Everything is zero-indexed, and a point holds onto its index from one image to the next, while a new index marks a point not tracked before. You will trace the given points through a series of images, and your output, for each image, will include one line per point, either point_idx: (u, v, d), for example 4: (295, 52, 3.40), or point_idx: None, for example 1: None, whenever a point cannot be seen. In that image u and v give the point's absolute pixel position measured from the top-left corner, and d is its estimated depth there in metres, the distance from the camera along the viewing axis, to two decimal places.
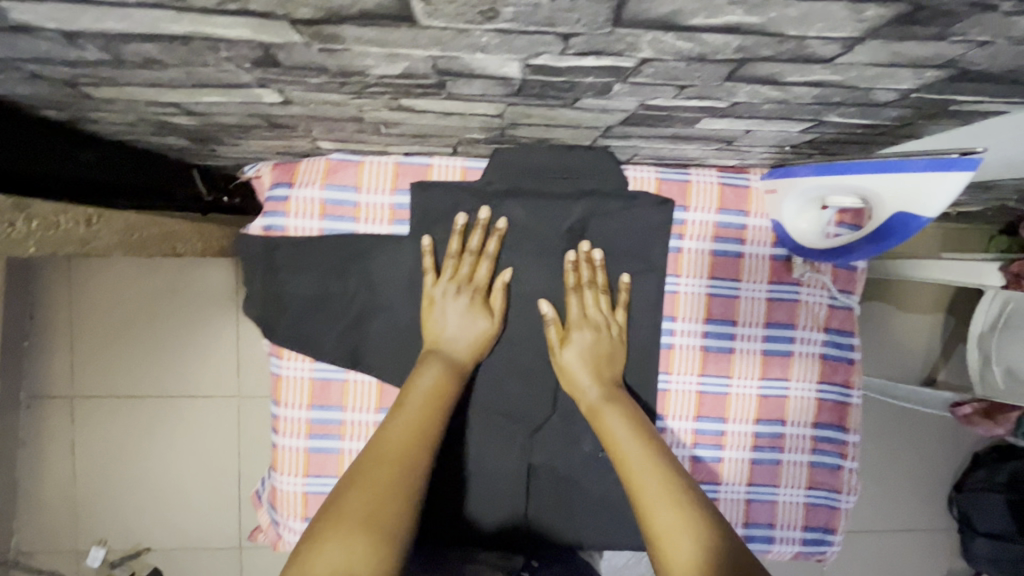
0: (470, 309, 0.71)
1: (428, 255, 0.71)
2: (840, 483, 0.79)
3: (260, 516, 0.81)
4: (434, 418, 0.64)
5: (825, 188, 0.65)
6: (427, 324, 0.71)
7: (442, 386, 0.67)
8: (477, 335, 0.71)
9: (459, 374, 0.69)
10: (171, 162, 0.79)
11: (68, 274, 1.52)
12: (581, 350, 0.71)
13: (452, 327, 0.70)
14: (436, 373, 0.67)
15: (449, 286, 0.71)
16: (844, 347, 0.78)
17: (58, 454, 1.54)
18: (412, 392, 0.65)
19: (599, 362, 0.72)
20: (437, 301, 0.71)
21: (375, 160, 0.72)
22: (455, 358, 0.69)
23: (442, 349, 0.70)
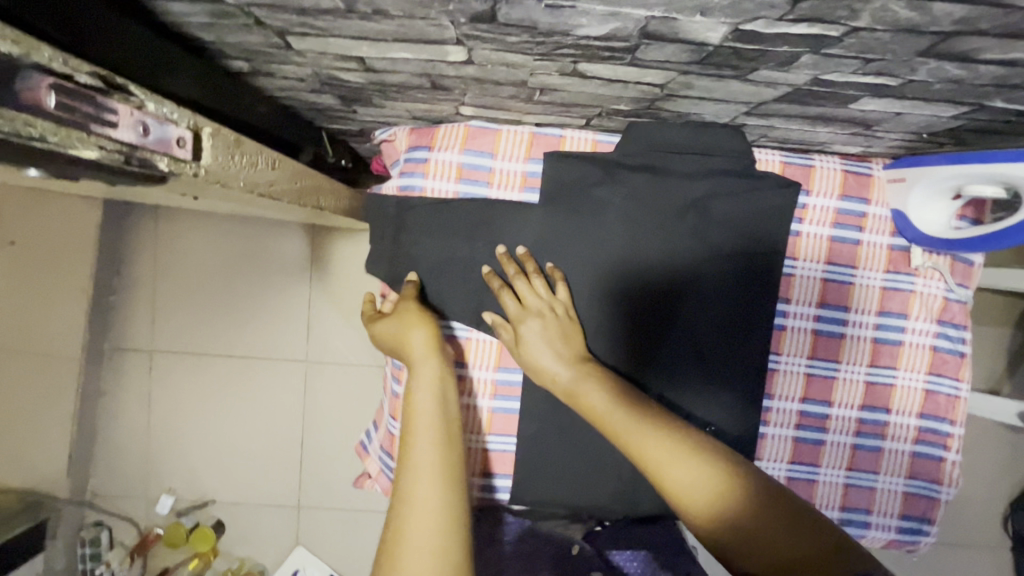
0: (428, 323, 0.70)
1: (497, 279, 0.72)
2: (941, 475, 0.80)
3: (369, 464, 0.85)
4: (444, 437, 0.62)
5: (960, 177, 0.66)
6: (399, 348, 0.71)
7: (439, 408, 0.64)
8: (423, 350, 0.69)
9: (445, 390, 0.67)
10: (304, 121, 0.84)
11: (155, 233, 1.59)
12: (535, 340, 0.69)
13: (418, 350, 0.68)
14: (432, 393, 0.65)
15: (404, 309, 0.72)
16: (956, 340, 0.78)
17: (135, 405, 1.62)
18: (415, 425, 0.63)
19: (558, 345, 0.69)
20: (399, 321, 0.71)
21: (511, 129, 0.75)
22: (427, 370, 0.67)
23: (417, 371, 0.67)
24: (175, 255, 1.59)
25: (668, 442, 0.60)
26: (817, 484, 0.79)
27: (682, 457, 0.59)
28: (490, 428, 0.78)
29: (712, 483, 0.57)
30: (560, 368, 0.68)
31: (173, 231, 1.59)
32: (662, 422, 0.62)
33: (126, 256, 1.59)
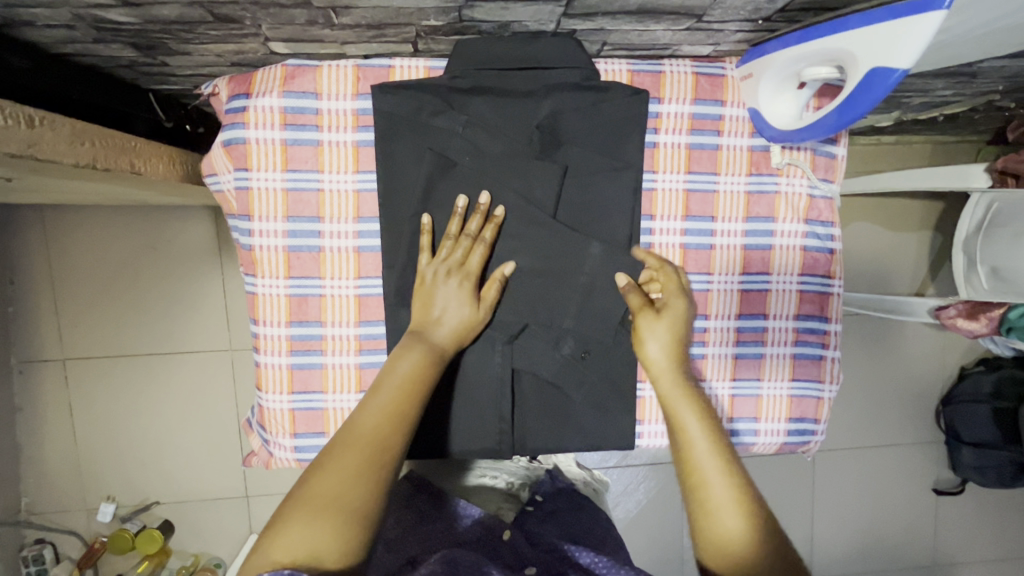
0: (461, 293, 0.68)
1: (427, 233, 0.69)
2: (823, 373, 0.80)
3: (252, 441, 0.81)
4: (414, 400, 0.60)
5: (795, 62, 0.63)
6: (423, 302, 0.68)
7: (423, 371, 0.63)
8: (462, 322, 0.68)
9: (441, 362, 0.65)
10: (122, 86, 0.77)
11: (44, 233, 1.46)
12: (664, 338, 0.69)
13: (444, 308, 0.67)
14: (416, 359, 0.63)
15: (443, 268, 0.68)
16: (826, 238, 0.77)
17: (56, 416, 1.51)
18: (389, 380, 0.61)
19: (683, 351, 0.69)
20: (427, 282, 0.68)
21: (334, 64, 0.69)
22: (439, 343, 0.66)
23: (425, 333, 0.66)
24: (72, 256, 1.47)
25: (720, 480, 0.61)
26: None
27: (727, 500, 0.60)
28: (361, 385, 0.73)
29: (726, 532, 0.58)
30: (665, 374, 0.68)
31: (68, 229, 1.46)
32: (731, 461, 0.62)
33: (19, 264, 1.46)
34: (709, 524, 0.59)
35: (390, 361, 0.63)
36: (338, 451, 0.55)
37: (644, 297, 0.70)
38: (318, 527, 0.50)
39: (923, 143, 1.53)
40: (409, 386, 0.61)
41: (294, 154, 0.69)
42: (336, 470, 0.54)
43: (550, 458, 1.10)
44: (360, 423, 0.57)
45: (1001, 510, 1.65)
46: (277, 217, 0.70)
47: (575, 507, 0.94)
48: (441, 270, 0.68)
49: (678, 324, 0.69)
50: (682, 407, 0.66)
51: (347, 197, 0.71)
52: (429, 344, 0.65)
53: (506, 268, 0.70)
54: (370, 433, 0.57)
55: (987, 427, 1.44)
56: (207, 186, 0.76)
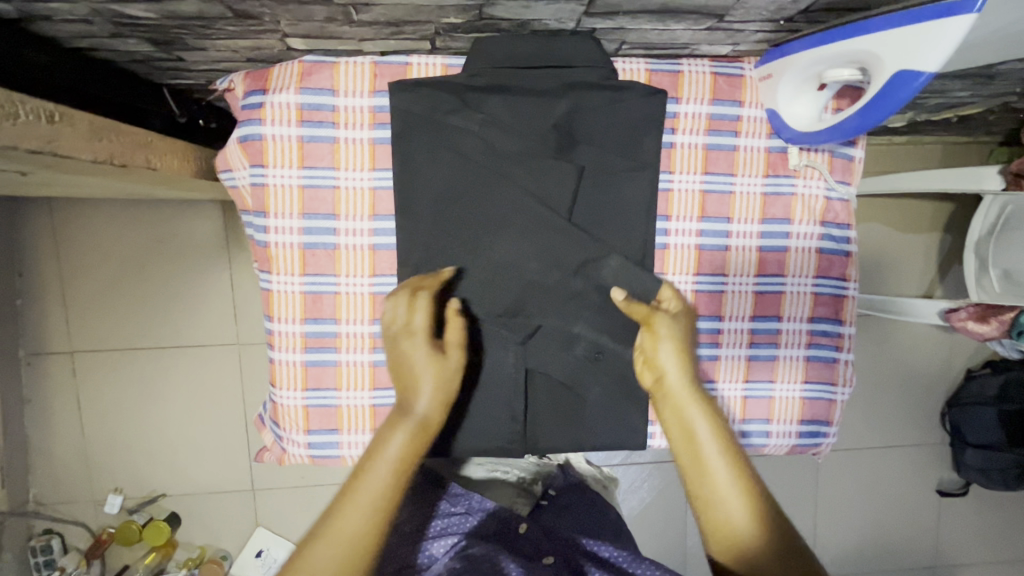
0: (437, 364, 0.65)
1: (402, 298, 0.67)
2: (836, 375, 0.80)
3: (265, 437, 0.81)
4: (403, 481, 0.60)
5: (816, 64, 0.62)
6: (401, 374, 0.66)
7: (412, 452, 0.61)
8: (443, 388, 0.65)
9: (428, 436, 0.63)
10: (137, 81, 0.76)
11: (53, 226, 1.46)
12: (671, 346, 0.67)
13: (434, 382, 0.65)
14: (403, 440, 0.61)
15: (418, 338, 0.66)
16: (841, 240, 0.77)
17: (65, 409, 1.52)
18: (378, 460, 0.60)
19: (690, 356, 0.68)
20: (404, 351, 0.66)
21: (352, 60, 0.68)
22: (422, 415, 0.63)
23: (407, 408, 0.63)
24: (80, 249, 1.47)
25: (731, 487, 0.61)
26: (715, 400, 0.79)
27: (731, 494, 0.60)
28: (375, 383, 0.74)
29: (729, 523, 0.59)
30: (674, 379, 0.66)
31: (76, 222, 1.46)
32: (736, 454, 0.62)
33: (28, 256, 1.46)
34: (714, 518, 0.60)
35: (376, 444, 0.61)
36: (322, 549, 0.54)
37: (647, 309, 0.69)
38: None
39: (934, 144, 1.52)
40: (397, 472, 0.60)
41: (310, 151, 0.69)
42: (323, 569, 0.53)
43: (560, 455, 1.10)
44: (347, 522, 0.56)
45: (1005, 512, 1.65)
46: (293, 214, 0.70)
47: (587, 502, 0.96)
48: (413, 336, 0.65)
49: (682, 335, 0.68)
50: (689, 408, 0.65)
51: (363, 195, 0.70)
52: (414, 422, 0.63)
53: (455, 303, 0.69)
54: (357, 533, 0.56)
55: (992, 430, 1.44)
56: (222, 182, 0.76)
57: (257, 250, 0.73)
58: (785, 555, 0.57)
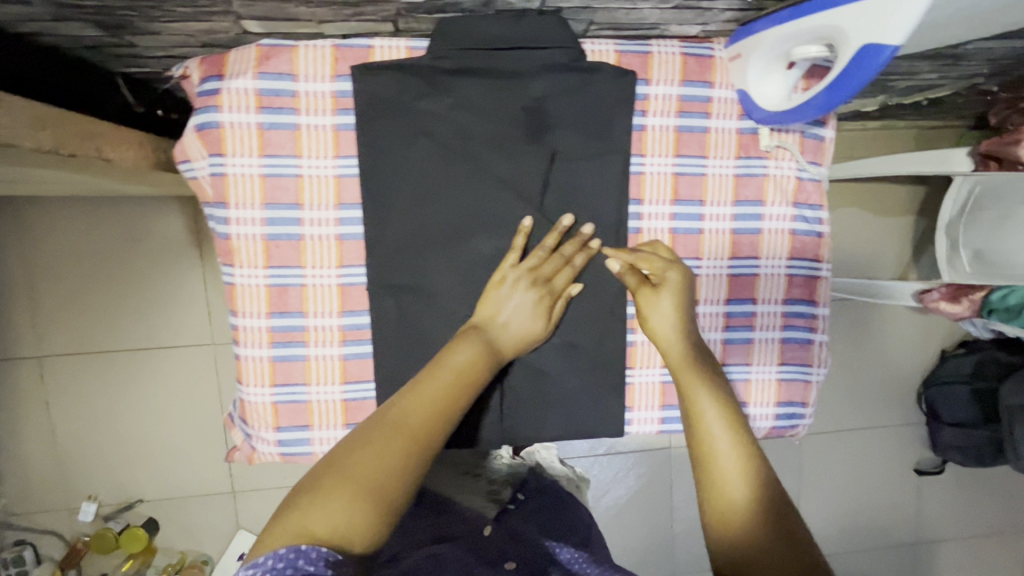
0: (537, 307, 0.68)
1: (524, 236, 0.68)
2: (811, 356, 0.80)
3: (234, 436, 0.79)
4: (468, 390, 0.59)
5: (784, 41, 0.62)
6: (485, 301, 0.68)
7: (479, 364, 0.62)
8: (526, 333, 0.68)
9: (496, 361, 0.65)
10: (89, 70, 0.74)
11: (15, 226, 1.40)
12: (664, 315, 0.69)
13: (516, 321, 0.67)
14: (472, 353, 0.62)
15: (525, 276, 0.68)
16: (814, 221, 0.77)
17: (34, 415, 1.47)
18: (444, 364, 0.60)
19: (687, 322, 0.70)
20: (502, 283, 0.67)
21: (311, 44, 0.66)
22: (499, 346, 0.66)
23: (488, 332, 0.66)
24: (45, 251, 1.42)
25: (730, 452, 0.60)
26: None
27: (733, 475, 0.58)
28: (346, 377, 0.72)
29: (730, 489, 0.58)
30: (676, 345, 0.68)
31: (40, 223, 1.41)
32: (738, 424, 0.62)
33: None
34: (713, 490, 0.58)
35: (446, 350, 0.62)
36: (388, 428, 0.52)
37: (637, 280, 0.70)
38: (350, 503, 0.46)
39: (907, 128, 1.54)
40: (463, 378, 0.60)
41: (271, 139, 0.67)
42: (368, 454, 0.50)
43: (533, 455, 1.08)
44: (411, 408, 0.54)
45: (980, 488, 1.69)
46: (254, 204, 0.67)
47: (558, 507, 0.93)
48: (518, 275, 0.67)
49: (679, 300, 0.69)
50: (691, 373, 0.66)
51: (328, 183, 0.68)
52: (488, 343, 0.65)
53: (591, 239, 0.71)
54: (423, 420, 0.54)
55: (969, 408, 1.46)
56: (180, 173, 0.73)
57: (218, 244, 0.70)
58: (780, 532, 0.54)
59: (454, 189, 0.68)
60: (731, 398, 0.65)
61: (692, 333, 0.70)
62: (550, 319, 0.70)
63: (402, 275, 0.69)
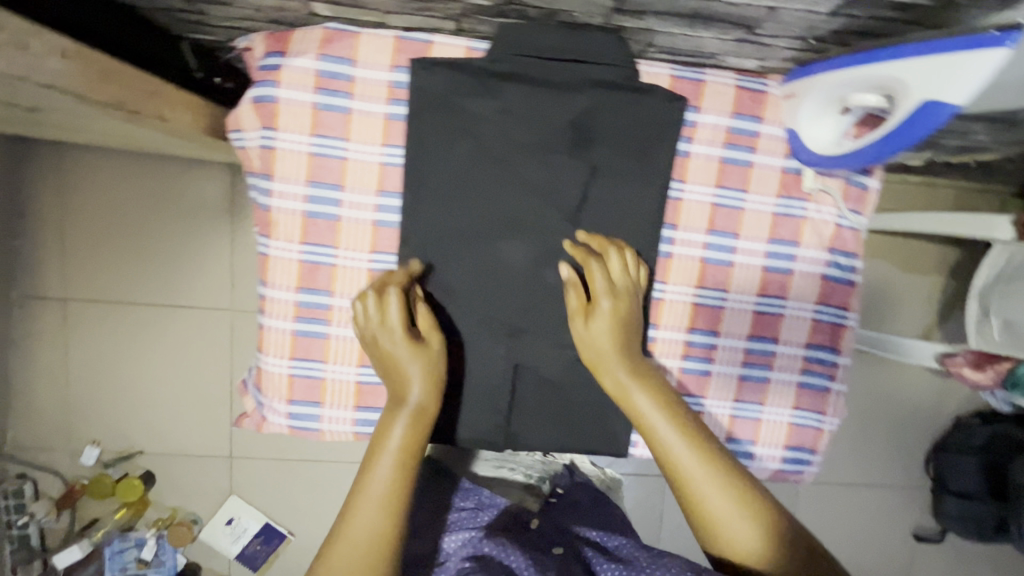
0: (426, 361, 0.67)
1: (422, 304, 0.69)
2: (826, 405, 0.79)
3: (247, 402, 0.81)
4: (408, 468, 0.65)
5: (840, 87, 0.62)
6: (387, 370, 0.68)
7: (412, 438, 0.66)
8: (435, 380, 0.68)
9: (427, 418, 0.67)
10: (157, 31, 0.76)
11: (60, 172, 1.45)
12: (607, 321, 0.67)
13: (414, 376, 0.67)
14: (404, 428, 0.66)
15: (412, 336, 0.67)
16: (847, 269, 0.76)
17: (52, 355, 1.51)
18: (382, 451, 0.65)
19: (625, 332, 0.69)
20: (379, 346, 0.68)
21: (374, 33, 0.67)
22: (417, 402, 0.67)
23: (397, 395, 0.67)
24: (86, 199, 1.46)
25: (711, 487, 0.63)
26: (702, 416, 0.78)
27: (726, 509, 0.62)
28: (362, 360, 0.73)
29: (733, 537, 0.62)
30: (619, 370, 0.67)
31: (83, 171, 1.45)
32: (707, 451, 0.65)
33: (30, 200, 1.45)
34: (711, 531, 0.63)
35: (377, 438, 0.66)
36: (340, 545, 0.60)
37: (583, 295, 0.69)
38: None
39: (949, 187, 1.51)
40: (402, 458, 0.65)
41: (323, 120, 0.68)
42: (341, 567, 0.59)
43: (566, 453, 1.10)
44: (362, 516, 0.62)
45: (977, 563, 1.64)
46: (298, 180, 0.69)
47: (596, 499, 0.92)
48: (392, 339, 0.67)
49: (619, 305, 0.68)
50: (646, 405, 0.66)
51: (371, 169, 0.70)
52: (405, 411, 0.66)
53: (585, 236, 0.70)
54: (371, 528, 0.61)
55: (976, 480, 1.42)
56: (230, 141, 0.75)
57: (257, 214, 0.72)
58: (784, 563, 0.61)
59: (493, 191, 0.69)
60: (687, 417, 0.67)
61: (630, 337, 0.69)
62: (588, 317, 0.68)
63: (430, 270, 0.71)
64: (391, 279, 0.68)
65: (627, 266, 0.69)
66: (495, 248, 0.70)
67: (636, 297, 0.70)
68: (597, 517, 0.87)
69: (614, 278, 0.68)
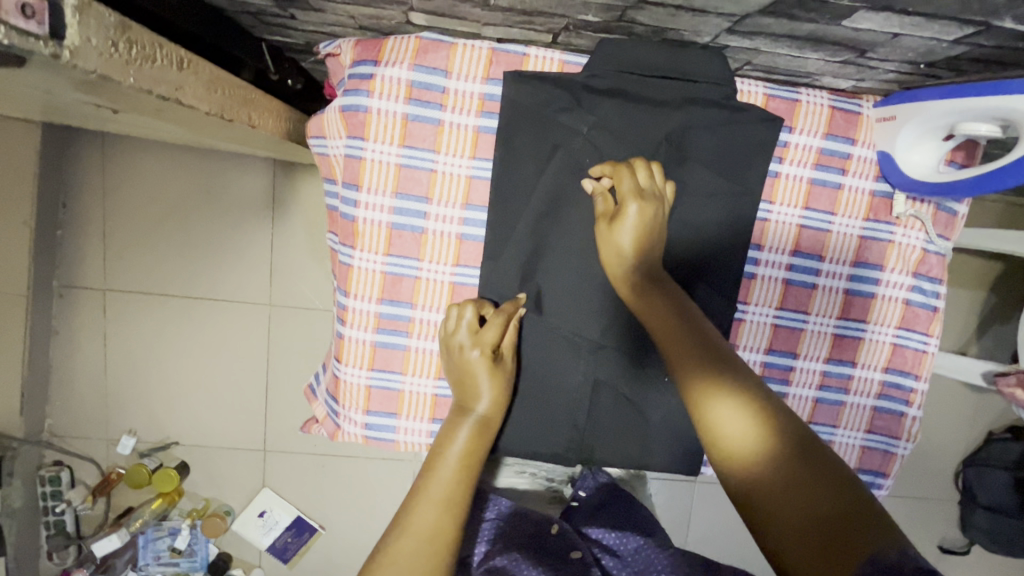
0: (496, 372, 0.67)
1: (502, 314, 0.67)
2: (901, 430, 0.78)
3: (316, 409, 0.80)
4: (470, 474, 0.63)
5: (946, 117, 0.61)
6: (460, 381, 0.67)
7: (475, 447, 0.65)
8: (498, 393, 0.67)
9: (490, 431, 0.67)
10: (239, 33, 0.75)
11: (105, 160, 1.44)
12: (628, 223, 0.63)
13: (484, 388, 0.66)
14: (467, 436, 0.65)
15: (487, 347, 0.65)
16: (930, 294, 0.75)
17: (91, 344, 1.50)
18: (444, 458, 0.63)
19: (649, 238, 0.64)
20: (457, 356, 0.67)
21: (469, 44, 0.66)
22: (483, 413, 0.67)
23: (466, 407, 0.67)
24: (129, 188, 1.45)
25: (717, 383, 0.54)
26: None
27: (729, 409, 0.52)
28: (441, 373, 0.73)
29: (743, 451, 0.50)
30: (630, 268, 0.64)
31: (128, 160, 1.44)
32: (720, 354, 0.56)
33: (74, 189, 1.44)
34: (713, 435, 0.52)
35: (441, 443, 0.64)
36: (400, 540, 0.55)
37: (610, 203, 0.65)
38: None
39: (996, 202, 1.49)
40: (465, 463, 0.63)
41: (413, 130, 0.67)
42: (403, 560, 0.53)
43: None
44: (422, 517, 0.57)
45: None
46: (385, 191, 0.68)
47: (619, 501, 0.88)
48: (466, 345, 0.66)
49: (644, 211, 0.63)
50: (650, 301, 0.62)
51: (459, 182, 0.69)
52: (475, 419, 0.66)
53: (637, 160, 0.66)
54: (435, 525, 0.57)
55: (1005, 494, 1.42)
56: (311, 148, 0.74)
57: (341, 224, 0.71)
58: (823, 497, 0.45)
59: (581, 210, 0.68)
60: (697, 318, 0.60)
61: (649, 241, 0.64)
62: (610, 222, 0.64)
63: (513, 285, 0.70)
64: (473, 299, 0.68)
65: (652, 177, 0.65)
66: (581, 265, 0.70)
67: (663, 209, 0.65)
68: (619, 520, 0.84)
69: (640, 183, 0.64)
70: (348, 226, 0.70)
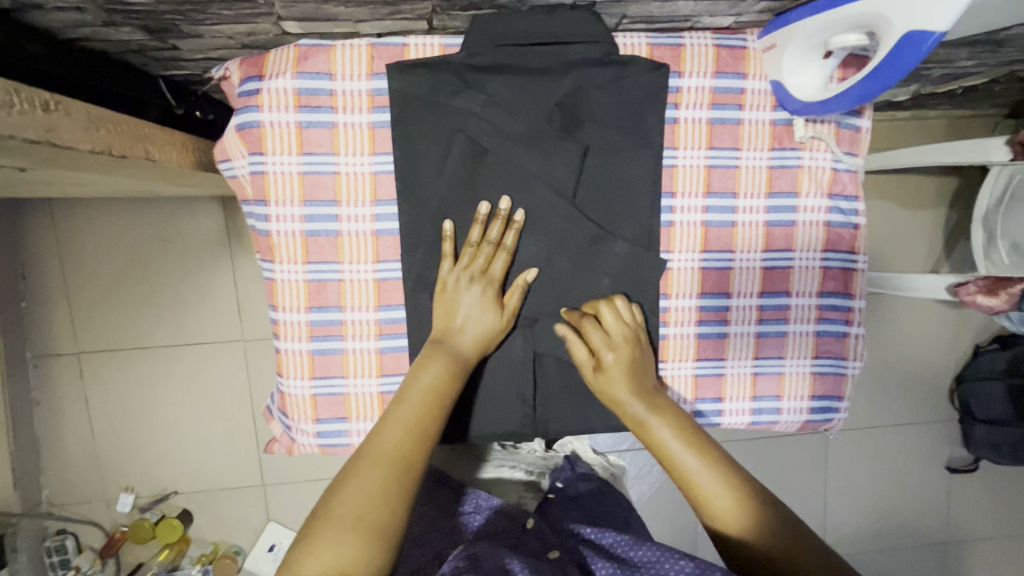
0: (485, 301, 0.69)
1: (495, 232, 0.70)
2: (847, 350, 0.79)
3: (274, 428, 0.81)
4: (435, 409, 0.63)
5: (820, 32, 0.61)
6: (439, 312, 0.70)
7: (447, 379, 0.66)
8: (485, 331, 0.69)
9: (465, 367, 0.67)
10: (133, 73, 0.76)
11: (55, 225, 1.43)
12: (614, 373, 0.69)
13: (472, 320, 0.69)
14: (438, 368, 0.66)
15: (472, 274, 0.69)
16: (849, 213, 0.76)
17: (74, 409, 1.49)
18: (414, 386, 0.64)
19: (639, 377, 0.69)
20: (449, 290, 0.69)
21: (348, 44, 0.67)
22: (460, 351, 0.68)
23: (448, 341, 0.68)
24: (84, 247, 1.45)
25: (685, 451, 0.64)
26: (725, 379, 0.78)
27: (706, 478, 0.62)
28: (382, 370, 0.73)
29: (727, 517, 0.60)
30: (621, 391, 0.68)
31: (78, 221, 1.44)
32: (683, 424, 0.66)
33: (29, 258, 1.43)
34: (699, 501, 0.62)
35: (414, 371, 0.66)
36: (364, 468, 0.57)
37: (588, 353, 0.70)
38: (347, 541, 0.51)
39: (938, 117, 1.48)
40: (430, 397, 0.64)
41: (310, 137, 0.68)
42: (361, 484, 0.55)
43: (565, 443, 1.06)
44: (383, 439, 0.59)
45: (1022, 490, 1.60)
46: (294, 201, 0.69)
47: (597, 492, 0.92)
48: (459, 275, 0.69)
49: (626, 358, 0.69)
50: (616, 382, 0.69)
51: (364, 180, 0.70)
52: (452, 353, 0.67)
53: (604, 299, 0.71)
54: (396, 446, 0.59)
55: (1001, 404, 1.37)
56: (221, 173, 0.75)
57: (260, 242, 0.71)
58: (783, 518, 0.59)
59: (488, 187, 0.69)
60: (644, 376, 0.70)
61: (638, 375, 0.69)
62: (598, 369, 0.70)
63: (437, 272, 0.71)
64: (477, 215, 0.69)
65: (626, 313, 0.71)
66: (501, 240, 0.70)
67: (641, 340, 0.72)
68: (596, 511, 0.87)
69: (615, 323, 0.70)
70: (267, 242, 0.70)
